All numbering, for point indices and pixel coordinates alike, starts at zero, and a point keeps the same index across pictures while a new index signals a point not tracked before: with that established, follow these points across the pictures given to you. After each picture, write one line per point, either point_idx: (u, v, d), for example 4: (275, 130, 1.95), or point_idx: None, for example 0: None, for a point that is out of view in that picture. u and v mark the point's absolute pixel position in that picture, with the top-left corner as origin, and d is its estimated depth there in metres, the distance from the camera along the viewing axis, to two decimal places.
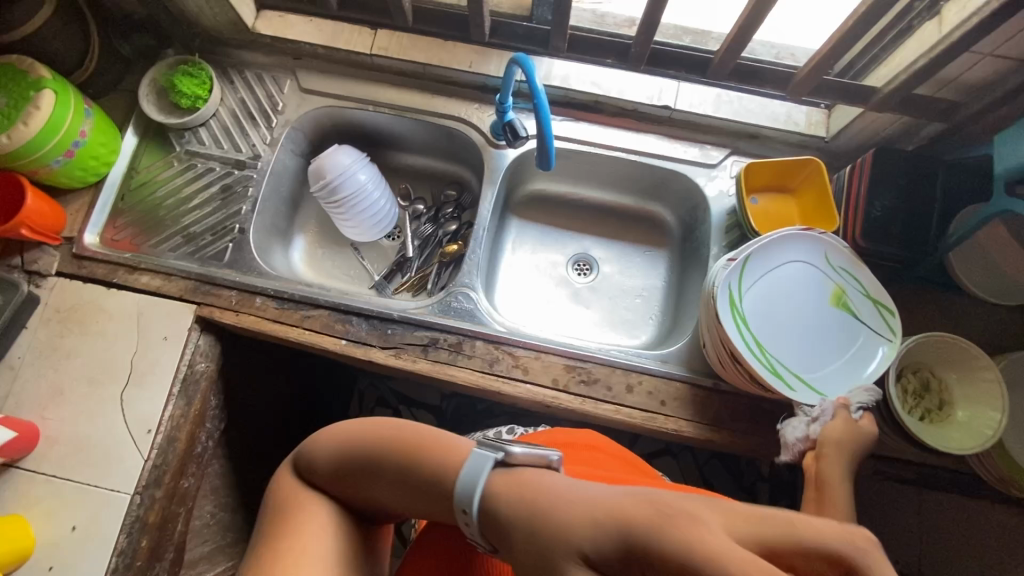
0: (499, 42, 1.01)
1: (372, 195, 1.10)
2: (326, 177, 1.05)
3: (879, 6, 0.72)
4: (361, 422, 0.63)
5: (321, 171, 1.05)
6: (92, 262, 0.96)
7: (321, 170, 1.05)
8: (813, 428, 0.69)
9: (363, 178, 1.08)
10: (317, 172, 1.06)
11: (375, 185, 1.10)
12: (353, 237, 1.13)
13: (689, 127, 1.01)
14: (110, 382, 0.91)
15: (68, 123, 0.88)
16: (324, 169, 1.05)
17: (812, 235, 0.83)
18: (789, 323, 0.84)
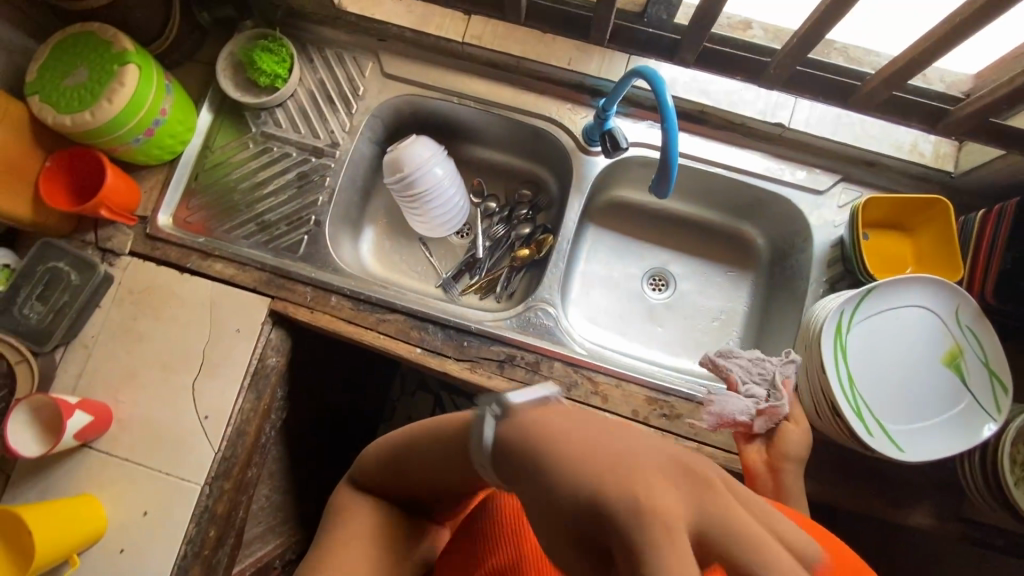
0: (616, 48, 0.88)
1: (446, 191, 1.04)
2: (400, 170, 1.00)
3: None
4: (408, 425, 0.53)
5: (395, 165, 1.00)
6: (166, 244, 0.93)
7: (397, 163, 1.00)
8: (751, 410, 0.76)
9: (440, 172, 1.02)
10: (392, 164, 1.00)
11: (451, 181, 1.04)
12: (418, 229, 1.08)
13: (799, 147, 0.93)
14: (182, 370, 0.90)
15: (150, 100, 0.84)
16: (399, 163, 0.99)
17: (938, 281, 0.77)
18: (894, 372, 0.77)
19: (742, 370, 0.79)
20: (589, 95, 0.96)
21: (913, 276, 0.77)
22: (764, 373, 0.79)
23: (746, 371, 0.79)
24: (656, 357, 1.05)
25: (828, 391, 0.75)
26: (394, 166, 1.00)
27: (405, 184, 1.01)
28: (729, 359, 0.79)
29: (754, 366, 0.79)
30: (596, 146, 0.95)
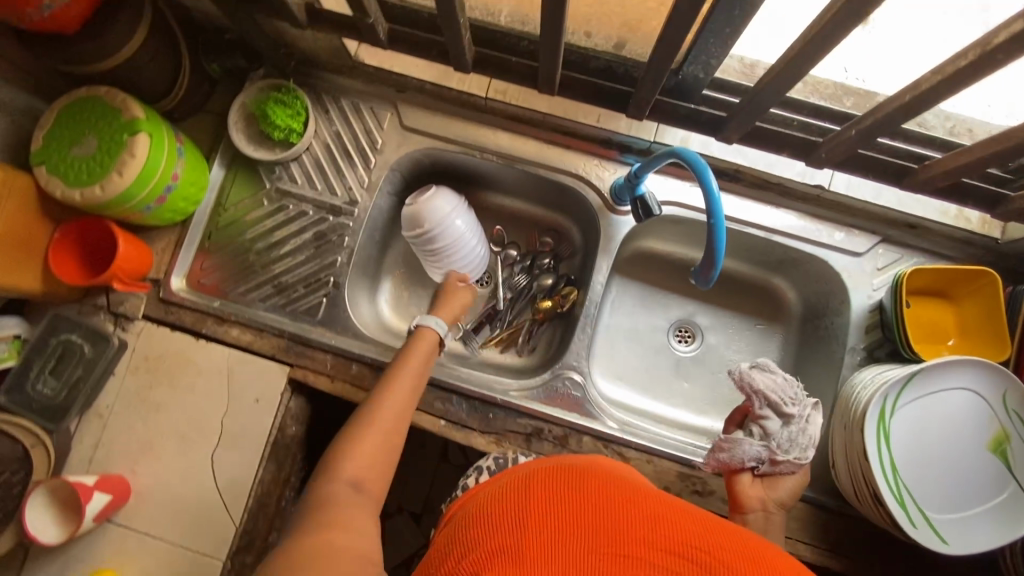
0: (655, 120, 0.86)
1: (468, 244, 1.00)
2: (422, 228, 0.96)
3: None
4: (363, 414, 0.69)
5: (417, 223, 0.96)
6: (180, 308, 0.90)
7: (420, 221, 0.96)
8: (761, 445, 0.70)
9: (461, 225, 0.99)
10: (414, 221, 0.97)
11: (472, 234, 1.01)
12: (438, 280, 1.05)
13: (838, 209, 0.90)
14: (200, 441, 0.87)
15: (162, 168, 0.80)
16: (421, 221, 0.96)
17: (990, 365, 0.74)
18: (940, 457, 0.75)
19: (774, 390, 0.71)
20: (617, 151, 0.92)
21: (960, 359, 0.74)
22: (798, 394, 0.72)
23: (777, 392, 0.71)
24: (682, 415, 1.02)
25: (870, 479, 0.73)
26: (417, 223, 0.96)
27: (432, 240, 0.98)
28: (762, 376, 0.72)
29: (788, 385, 0.72)
30: (625, 205, 0.91)
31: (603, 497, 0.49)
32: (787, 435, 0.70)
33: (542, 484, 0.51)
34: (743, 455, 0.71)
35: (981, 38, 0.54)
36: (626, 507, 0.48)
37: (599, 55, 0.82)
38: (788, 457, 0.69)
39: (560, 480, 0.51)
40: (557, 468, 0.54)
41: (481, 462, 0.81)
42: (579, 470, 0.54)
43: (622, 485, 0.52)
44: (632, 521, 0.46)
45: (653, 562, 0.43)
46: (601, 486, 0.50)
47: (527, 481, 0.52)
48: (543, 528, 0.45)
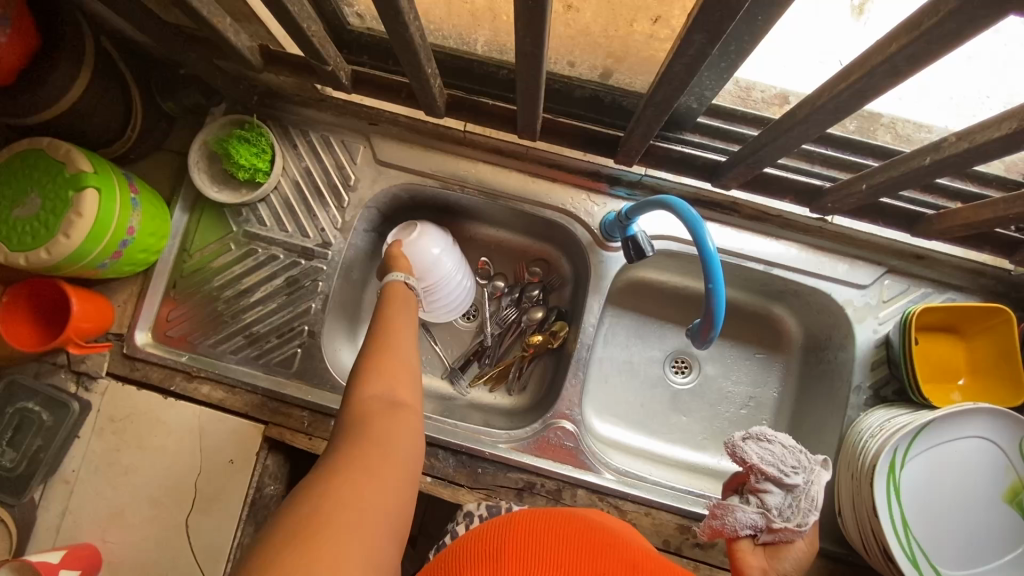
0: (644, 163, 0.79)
1: (456, 281, 0.96)
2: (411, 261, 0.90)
3: None
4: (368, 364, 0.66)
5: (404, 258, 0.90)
6: (146, 364, 0.85)
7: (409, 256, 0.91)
8: (762, 516, 0.66)
9: (449, 263, 0.93)
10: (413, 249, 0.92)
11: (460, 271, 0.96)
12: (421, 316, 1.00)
13: (841, 240, 0.85)
14: (173, 505, 0.83)
15: (115, 222, 0.74)
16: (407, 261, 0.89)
17: (1005, 413, 0.70)
18: (954, 509, 0.71)
19: (771, 460, 0.67)
20: (606, 184, 0.86)
21: (974, 405, 0.70)
22: (798, 465, 0.67)
23: (774, 462, 0.67)
24: (681, 453, 0.98)
25: (880, 536, 0.69)
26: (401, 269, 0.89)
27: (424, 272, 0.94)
28: (759, 445, 0.68)
29: (787, 455, 0.68)
30: (616, 241, 0.86)
31: (578, 548, 0.49)
32: (786, 505, 0.66)
33: (521, 530, 0.50)
34: (741, 525, 0.67)
35: (1019, 108, 0.45)
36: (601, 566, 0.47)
37: (583, 84, 0.75)
38: (786, 529, 0.65)
39: (537, 527, 0.51)
40: (537, 515, 0.53)
41: (468, 509, 0.76)
42: (560, 518, 0.53)
43: (601, 537, 0.52)
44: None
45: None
46: (578, 537, 0.50)
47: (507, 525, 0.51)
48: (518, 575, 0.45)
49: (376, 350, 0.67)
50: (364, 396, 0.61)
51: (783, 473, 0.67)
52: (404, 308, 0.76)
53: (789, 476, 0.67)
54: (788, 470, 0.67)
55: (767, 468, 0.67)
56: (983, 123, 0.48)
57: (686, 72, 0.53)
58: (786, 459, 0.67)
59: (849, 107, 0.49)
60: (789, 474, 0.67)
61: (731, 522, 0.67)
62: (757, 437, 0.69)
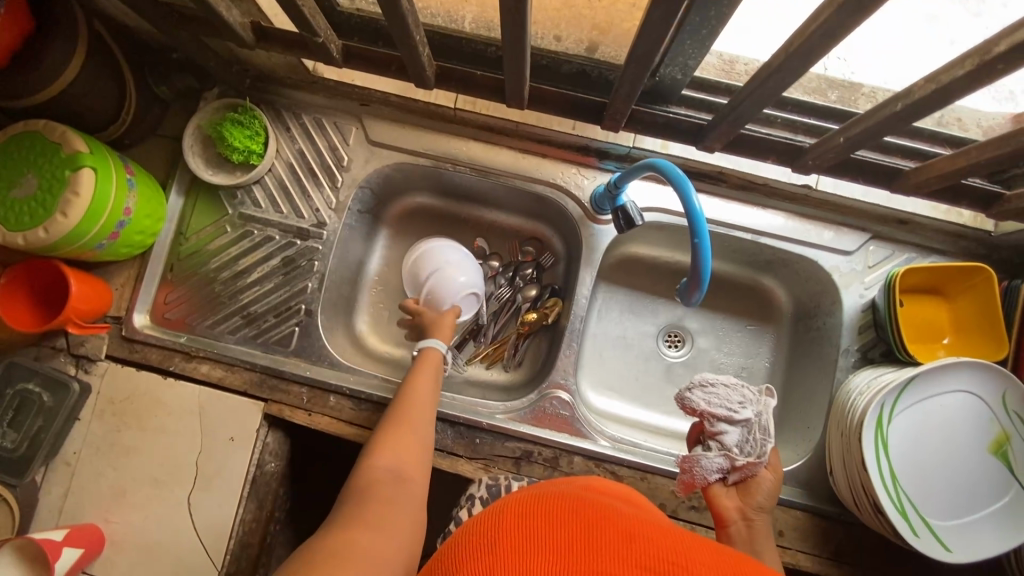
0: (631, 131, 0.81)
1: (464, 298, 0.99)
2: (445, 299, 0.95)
3: None
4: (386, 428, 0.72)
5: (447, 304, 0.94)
6: (145, 345, 0.86)
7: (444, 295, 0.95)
8: (724, 459, 0.68)
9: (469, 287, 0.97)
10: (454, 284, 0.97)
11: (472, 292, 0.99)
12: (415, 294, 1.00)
13: (826, 207, 0.86)
14: (175, 483, 0.83)
15: (112, 201, 0.75)
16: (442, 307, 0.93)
17: (988, 365, 0.71)
18: (942, 461, 0.72)
19: (718, 402, 0.69)
20: (596, 158, 0.88)
21: (958, 360, 0.71)
22: (744, 400, 0.69)
23: (721, 403, 0.69)
24: (676, 424, 0.99)
25: (870, 489, 0.71)
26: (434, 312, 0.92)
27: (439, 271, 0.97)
28: (705, 392, 0.70)
29: (732, 393, 0.70)
30: (607, 214, 0.87)
31: (574, 523, 0.45)
32: (744, 441, 0.69)
33: (511, 516, 0.46)
34: (708, 473, 0.69)
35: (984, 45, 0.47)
36: (600, 535, 0.44)
37: (570, 59, 0.76)
38: (748, 464, 0.68)
39: (527, 509, 0.47)
40: (530, 500, 0.49)
41: (473, 491, 0.78)
42: (551, 500, 0.49)
43: (596, 509, 0.48)
44: (606, 547, 0.42)
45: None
46: (569, 512, 0.47)
47: (496, 516, 0.47)
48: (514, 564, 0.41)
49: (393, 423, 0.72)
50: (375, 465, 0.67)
51: (729, 412, 0.68)
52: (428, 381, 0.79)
53: (736, 413, 0.69)
54: (736, 408, 0.69)
55: (715, 409, 0.69)
56: (951, 66, 0.50)
57: (663, 25, 0.54)
58: (732, 397, 0.69)
59: (822, 51, 0.51)
60: (737, 409, 0.69)
61: (700, 474, 0.69)
62: (703, 387, 0.70)
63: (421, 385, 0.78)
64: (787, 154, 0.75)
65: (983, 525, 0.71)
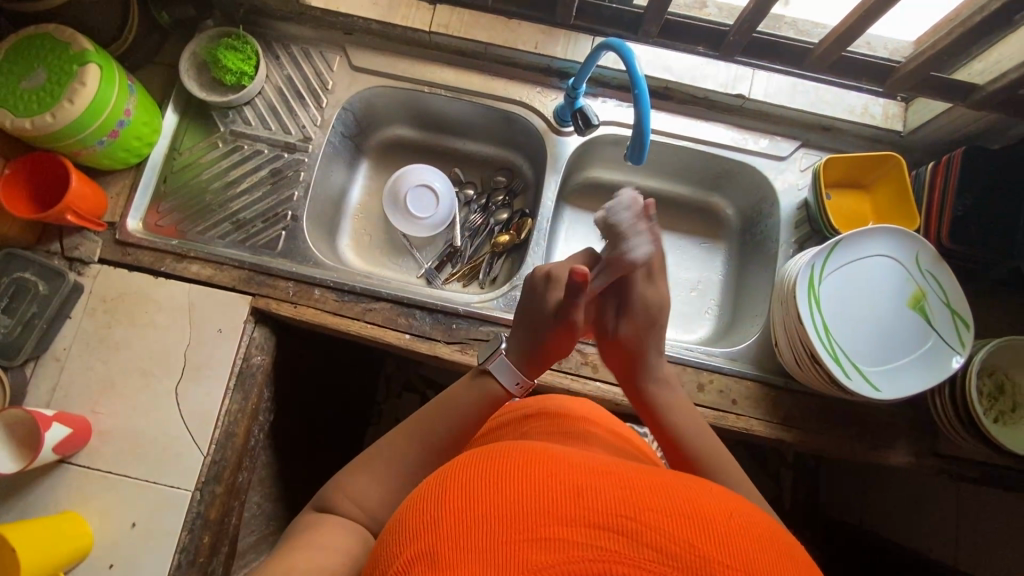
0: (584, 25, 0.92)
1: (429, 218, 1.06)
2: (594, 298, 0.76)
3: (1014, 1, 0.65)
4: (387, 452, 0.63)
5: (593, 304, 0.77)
6: (137, 249, 0.91)
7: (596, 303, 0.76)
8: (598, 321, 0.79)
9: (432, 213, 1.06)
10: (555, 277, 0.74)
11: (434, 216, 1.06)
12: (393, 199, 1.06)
13: (761, 117, 0.97)
14: (164, 375, 0.87)
15: (113, 100, 0.82)
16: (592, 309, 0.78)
17: (901, 230, 0.81)
18: (866, 318, 0.81)
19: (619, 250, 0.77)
20: (556, 78, 0.98)
21: (874, 226, 0.81)
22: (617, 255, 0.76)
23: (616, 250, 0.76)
24: None
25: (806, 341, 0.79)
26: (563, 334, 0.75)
27: (437, 194, 1.05)
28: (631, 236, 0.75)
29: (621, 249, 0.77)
30: (568, 126, 0.97)
31: (516, 471, 0.41)
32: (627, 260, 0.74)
33: (453, 480, 0.42)
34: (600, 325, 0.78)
35: None
36: (544, 483, 0.40)
37: None
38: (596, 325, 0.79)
39: (468, 470, 0.42)
40: (476, 458, 0.44)
41: None
42: (494, 452, 0.45)
43: (548, 456, 0.44)
44: (555, 501, 0.38)
45: (581, 541, 0.36)
46: (512, 461, 0.42)
47: (441, 480, 0.43)
48: (456, 539, 0.37)
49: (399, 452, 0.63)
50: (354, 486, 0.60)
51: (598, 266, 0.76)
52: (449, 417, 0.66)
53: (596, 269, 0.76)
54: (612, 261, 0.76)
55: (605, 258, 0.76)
56: None
57: None
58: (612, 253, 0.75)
59: None
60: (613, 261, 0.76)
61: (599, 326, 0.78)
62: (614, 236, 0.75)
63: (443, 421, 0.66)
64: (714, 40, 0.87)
65: (905, 369, 0.79)
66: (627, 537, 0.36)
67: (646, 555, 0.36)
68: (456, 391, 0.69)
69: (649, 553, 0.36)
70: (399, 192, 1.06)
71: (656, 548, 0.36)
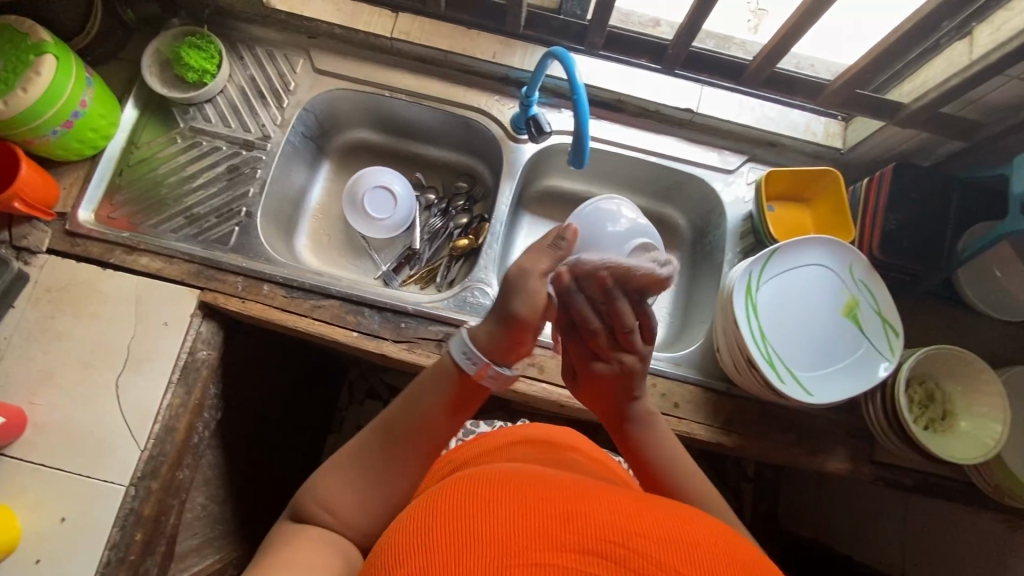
0: (533, 34, 0.97)
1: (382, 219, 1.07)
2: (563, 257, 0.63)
3: (925, 22, 0.69)
4: (362, 456, 0.61)
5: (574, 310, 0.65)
6: (87, 240, 0.90)
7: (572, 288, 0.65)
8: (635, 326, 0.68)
9: (385, 216, 1.07)
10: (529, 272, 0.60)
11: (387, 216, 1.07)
12: (350, 199, 1.08)
13: (710, 131, 1.01)
14: (105, 367, 0.86)
15: (68, 91, 0.83)
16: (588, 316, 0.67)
17: (837, 241, 0.84)
18: (802, 325, 0.84)
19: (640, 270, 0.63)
20: (514, 87, 1.01)
21: (810, 237, 0.84)
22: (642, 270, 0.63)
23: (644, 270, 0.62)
24: None
25: (743, 345, 0.80)
26: (532, 302, 0.59)
27: (396, 197, 1.07)
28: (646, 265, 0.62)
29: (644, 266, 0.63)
30: (524, 134, 0.99)
31: (510, 498, 0.45)
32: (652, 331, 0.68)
33: (445, 507, 0.44)
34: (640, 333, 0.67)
35: None
36: (535, 510, 0.43)
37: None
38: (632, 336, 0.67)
39: (462, 496, 0.45)
40: (469, 485, 0.47)
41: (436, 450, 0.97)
42: (483, 480, 0.48)
43: (536, 485, 0.47)
44: (544, 525, 0.42)
45: (569, 565, 0.40)
46: (504, 489, 0.46)
47: (435, 507, 0.45)
48: (454, 559, 0.39)
49: (372, 451, 0.61)
50: (332, 489, 0.59)
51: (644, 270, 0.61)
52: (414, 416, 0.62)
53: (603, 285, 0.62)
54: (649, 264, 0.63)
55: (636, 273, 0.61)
56: None
57: None
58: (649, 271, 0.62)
59: None
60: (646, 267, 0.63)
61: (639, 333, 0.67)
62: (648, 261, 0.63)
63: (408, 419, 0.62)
64: (656, 53, 0.95)
65: (838, 375, 0.81)
66: (615, 563, 0.40)
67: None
68: (422, 386, 0.63)
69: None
70: (357, 194, 1.07)
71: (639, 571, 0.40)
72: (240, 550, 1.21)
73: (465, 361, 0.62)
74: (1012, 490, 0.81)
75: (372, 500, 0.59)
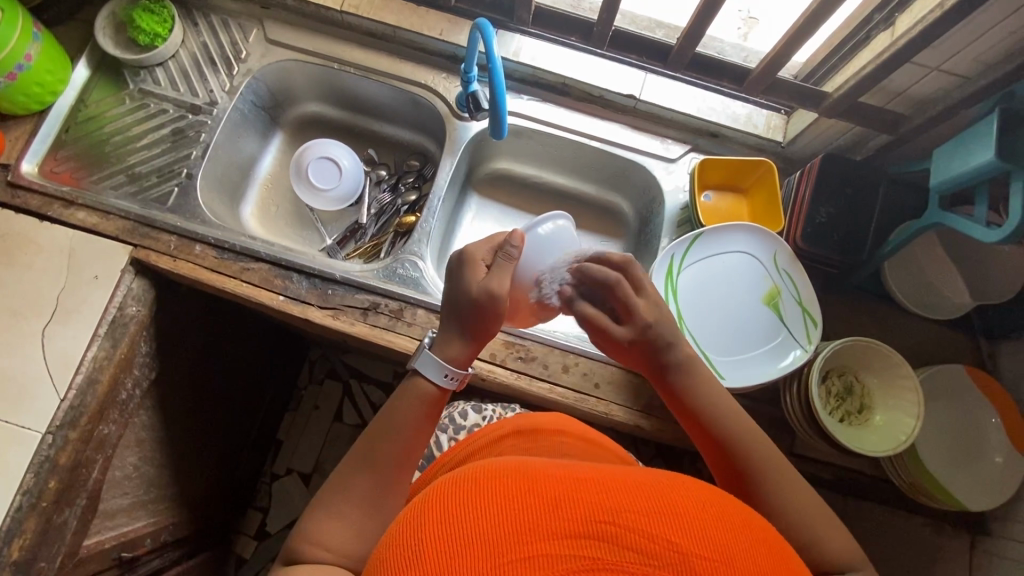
0: (465, 7, 1.01)
1: (324, 185, 1.08)
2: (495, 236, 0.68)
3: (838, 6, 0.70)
4: (344, 484, 0.58)
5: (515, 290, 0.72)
6: (27, 192, 0.91)
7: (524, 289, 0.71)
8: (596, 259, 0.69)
9: (325, 184, 1.08)
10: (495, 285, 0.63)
11: (328, 185, 1.08)
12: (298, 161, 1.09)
13: (652, 119, 1.01)
14: (32, 316, 0.87)
15: (12, 43, 0.85)
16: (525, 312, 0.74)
17: (760, 228, 0.84)
18: (719, 310, 0.85)
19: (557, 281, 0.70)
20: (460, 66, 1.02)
21: (734, 223, 0.85)
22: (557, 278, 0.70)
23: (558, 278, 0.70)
24: None
25: None
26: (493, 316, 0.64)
27: (341, 170, 1.08)
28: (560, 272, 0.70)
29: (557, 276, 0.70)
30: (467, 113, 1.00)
31: (491, 488, 0.41)
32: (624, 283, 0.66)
33: (426, 516, 0.40)
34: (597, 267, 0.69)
35: None
36: (519, 497, 0.39)
37: None
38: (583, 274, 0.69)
39: (439, 499, 0.42)
40: (450, 483, 0.43)
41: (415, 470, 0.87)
42: (461, 473, 0.44)
43: (518, 466, 0.44)
44: (533, 515, 0.38)
45: (563, 553, 0.37)
46: (486, 479, 0.42)
47: (417, 508, 0.42)
48: (440, 566, 0.36)
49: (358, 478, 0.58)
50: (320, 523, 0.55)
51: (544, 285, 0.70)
52: (396, 431, 0.60)
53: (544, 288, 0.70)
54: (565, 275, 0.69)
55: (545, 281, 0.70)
56: None
57: None
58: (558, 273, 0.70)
59: None
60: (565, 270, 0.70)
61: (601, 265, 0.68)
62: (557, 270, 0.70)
63: (391, 439, 0.60)
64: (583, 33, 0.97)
65: (752, 362, 0.82)
66: (609, 542, 0.37)
67: (629, 558, 0.36)
68: (400, 405, 0.62)
69: (636, 557, 0.37)
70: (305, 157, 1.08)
71: (638, 549, 0.37)
72: (178, 516, 1.20)
73: (444, 379, 0.63)
74: (925, 488, 0.81)
75: (365, 522, 0.56)
